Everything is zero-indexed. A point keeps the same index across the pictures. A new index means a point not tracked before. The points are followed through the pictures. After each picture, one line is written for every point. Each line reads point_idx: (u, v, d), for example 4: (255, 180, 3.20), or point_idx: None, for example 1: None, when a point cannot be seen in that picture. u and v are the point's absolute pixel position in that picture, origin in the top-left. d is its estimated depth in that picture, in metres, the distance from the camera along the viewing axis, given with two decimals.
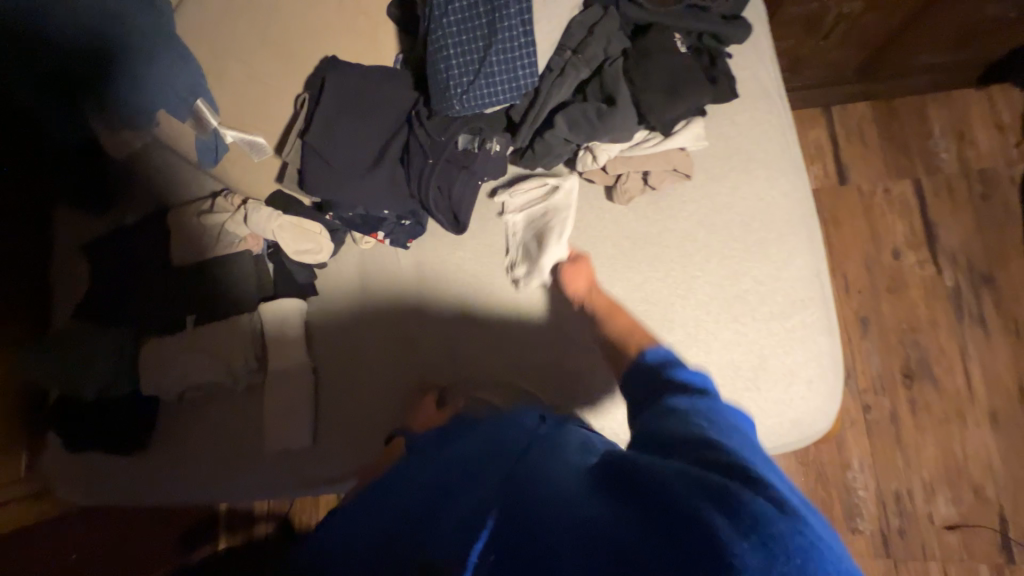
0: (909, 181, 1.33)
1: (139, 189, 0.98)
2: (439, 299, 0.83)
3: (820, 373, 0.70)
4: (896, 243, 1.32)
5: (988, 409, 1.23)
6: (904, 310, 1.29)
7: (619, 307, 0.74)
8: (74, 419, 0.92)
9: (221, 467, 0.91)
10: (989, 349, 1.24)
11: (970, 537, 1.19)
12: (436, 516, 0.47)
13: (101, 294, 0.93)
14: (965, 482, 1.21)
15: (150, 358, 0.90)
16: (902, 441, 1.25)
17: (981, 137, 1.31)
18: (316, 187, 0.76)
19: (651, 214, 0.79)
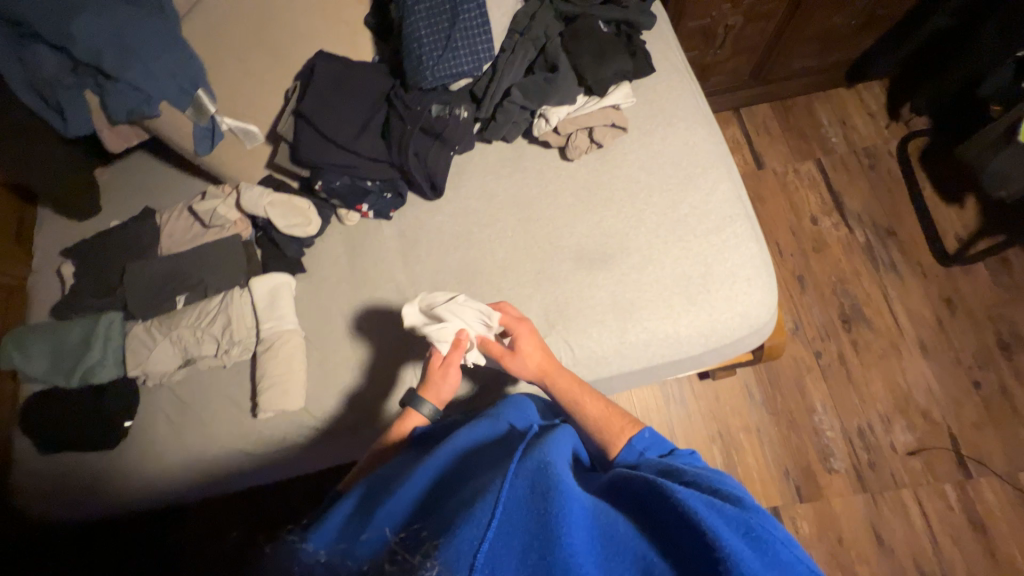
0: (812, 161, 1.59)
1: (128, 192, 1.12)
2: (423, 256, 0.95)
3: (756, 273, 0.83)
4: (812, 211, 1.54)
5: (918, 342, 1.38)
6: (830, 265, 1.48)
7: (586, 392, 0.73)
8: (50, 414, 0.90)
9: (209, 447, 0.90)
10: (906, 290, 1.43)
11: (931, 459, 1.29)
12: (443, 505, 0.52)
13: (92, 288, 0.98)
14: (915, 409, 1.33)
15: (135, 341, 0.91)
16: (854, 379, 1.38)
17: (860, 122, 1.60)
18: (308, 155, 0.87)
19: (600, 164, 0.94)
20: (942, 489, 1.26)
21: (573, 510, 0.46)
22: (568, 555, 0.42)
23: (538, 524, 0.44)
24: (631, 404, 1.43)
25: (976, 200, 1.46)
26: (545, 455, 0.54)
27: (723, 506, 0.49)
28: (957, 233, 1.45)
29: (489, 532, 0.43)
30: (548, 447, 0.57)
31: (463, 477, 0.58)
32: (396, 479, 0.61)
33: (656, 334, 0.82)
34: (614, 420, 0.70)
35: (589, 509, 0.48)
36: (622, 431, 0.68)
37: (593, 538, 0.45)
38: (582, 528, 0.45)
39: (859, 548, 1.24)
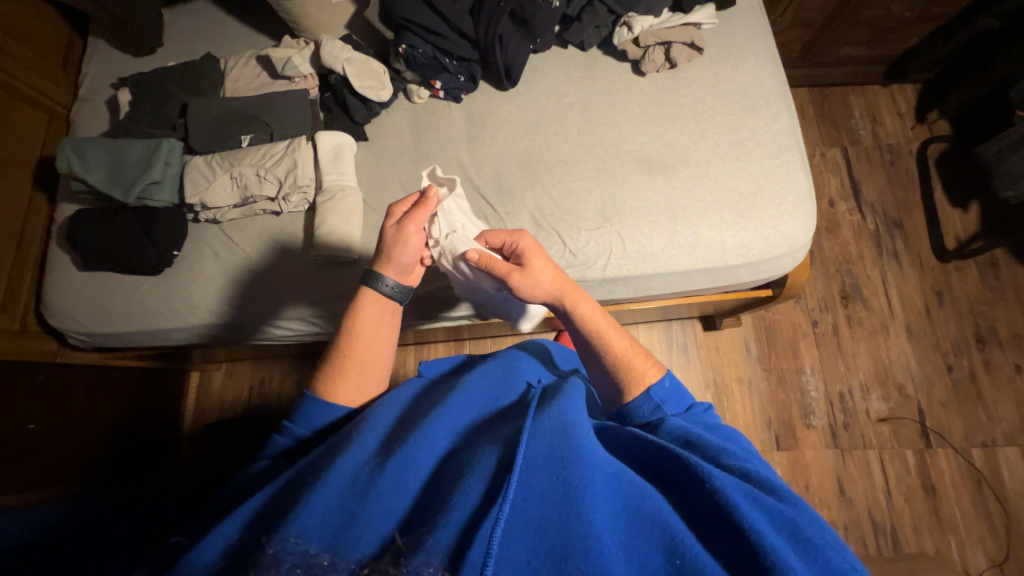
0: (838, 148, 1.67)
1: (189, 35, 1.10)
2: (486, 142, 0.98)
3: (800, 200, 0.89)
4: (830, 194, 1.63)
5: (905, 324, 1.50)
6: (840, 246, 1.58)
7: (611, 325, 0.68)
8: (95, 229, 0.90)
9: (252, 285, 0.91)
10: (903, 278, 1.54)
11: (898, 427, 1.41)
12: (458, 462, 0.50)
13: (149, 119, 0.98)
14: (892, 383, 1.45)
15: (194, 174, 0.93)
16: (843, 349, 1.49)
17: (889, 120, 1.69)
18: (402, 15, 0.92)
19: (669, 84, 0.98)
20: (904, 454, 1.39)
21: (595, 484, 0.44)
22: (588, 536, 0.40)
23: (558, 493, 0.43)
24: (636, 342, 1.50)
25: (979, 206, 1.58)
26: (565, 417, 0.52)
27: (763, 496, 0.44)
28: (956, 233, 1.56)
29: (506, 508, 0.41)
30: (569, 408, 0.54)
31: (480, 434, 0.55)
32: (404, 423, 0.57)
33: (703, 239, 0.88)
34: (637, 356, 0.66)
35: (616, 483, 0.46)
36: (645, 375, 0.63)
37: (616, 515, 0.43)
38: (604, 503, 0.43)
39: (823, 495, 1.36)
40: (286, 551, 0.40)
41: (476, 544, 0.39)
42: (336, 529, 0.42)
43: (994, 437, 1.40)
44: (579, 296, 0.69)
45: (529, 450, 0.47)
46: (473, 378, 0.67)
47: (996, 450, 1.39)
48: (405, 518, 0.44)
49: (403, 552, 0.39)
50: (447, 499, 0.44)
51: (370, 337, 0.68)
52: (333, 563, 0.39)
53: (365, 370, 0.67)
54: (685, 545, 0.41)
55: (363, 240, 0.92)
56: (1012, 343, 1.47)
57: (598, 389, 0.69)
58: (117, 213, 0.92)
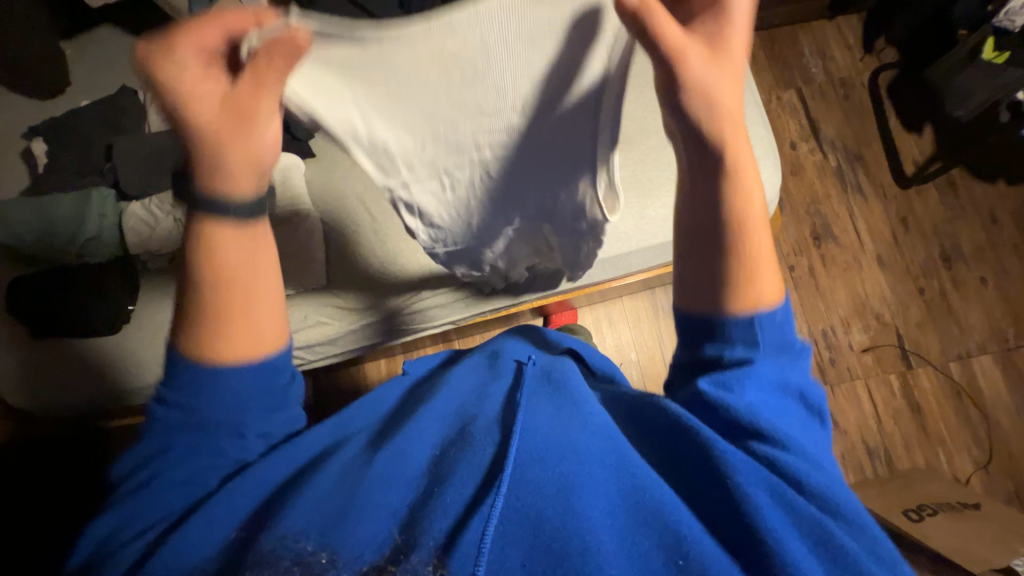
0: (793, 89, 1.66)
1: (96, 69, 1.00)
2: None
3: (764, 153, 0.89)
4: (792, 137, 1.63)
5: (875, 254, 1.54)
6: (806, 188, 1.59)
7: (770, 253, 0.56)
8: (35, 301, 0.83)
9: None
10: (869, 211, 1.57)
11: (881, 354, 1.47)
12: (450, 457, 0.52)
13: (69, 168, 0.90)
14: (870, 313, 1.50)
15: (133, 222, 0.86)
16: (820, 288, 1.52)
17: (838, 54, 1.68)
18: None
19: None
20: (888, 378, 1.45)
21: (588, 478, 0.48)
22: (584, 532, 0.43)
23: (553, 488, 0.47)
24: (622, 315, 1.50)
25: (933, 128, 1.60)
26: (558, 410, 0.56)
27: (797, 500, 0.46)
28: (915, 158, 1.59)
29: (497, 505, 0.46)
30: (565, 397, 0.57)
31: (477, 418, 0.56)
32: (398, 419, 0.61)
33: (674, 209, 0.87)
34: (768, 266, 0.54)
35: (614, 475, 0.49)
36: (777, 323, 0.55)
37: (614, 507, 0.47)
38: (598, 497, 0.47)
39: None
40: (285, 548, 0.44)
41: (470, 543, 0.43)
42: (327, 526, 0.46)
43: (968, 348, 1.47)
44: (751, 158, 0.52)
45: (523, 443, 0.51)
46: (464, 371, 0.67)
47: (971, 360, 1.46)
48: (402, 518, 0.47)
49: (402, 548, 0.44)
50: (439, 497, 0.47)
51: (242, 271, 0.52)
52: (331, 561, 0.44)
53: (248, 307, 0.52)
54: (690, 546, 0.44)
55: (331, 267, 0.93)
56: (976, 256, 1.53)
57: (683, 269, 0.56)
58: (55, 278, 0.84)
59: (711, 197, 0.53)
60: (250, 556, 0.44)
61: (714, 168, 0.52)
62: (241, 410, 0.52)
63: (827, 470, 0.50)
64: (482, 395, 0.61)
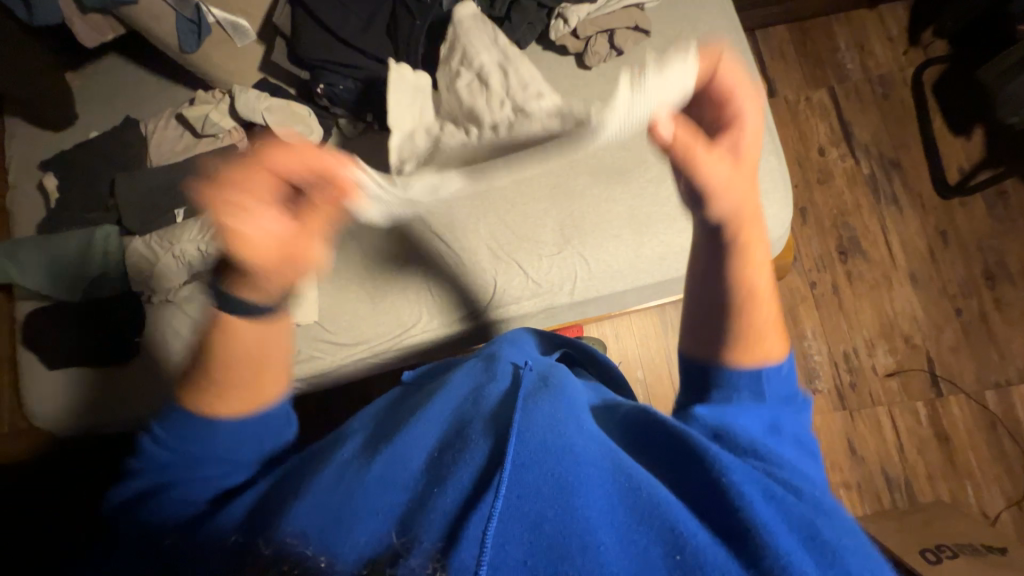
0: (825, 88, 1.53)
1: (101, 101, 1.02)
2: None
3: (772, 187, 0.83)
4: (821, 141, 1.51)
5: (908, 271, 1.43)
6: (833, 197, 1.48)
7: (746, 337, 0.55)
8: (51, 334, 0.89)
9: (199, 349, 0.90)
10: (903, 222, 1.45)
11: (908, 379, 1.38)
12: (444, 459, 0.49)
13: (76, 202, 0.93)
14: (898, 334, 1.40)
15: (135, 259, 0.89)
16: (844, 307, 1.42)
17: (878, 47, 1.53)
18: (309, 53, 0.86)
19: (617, 74, 0.91)
20: (915, 406, 1.37)
21: (588, 476, 0.44)
22: (584, 532, 0.40)
23: (552, 489, 0.43)
24: (630, 332, 1.46)
25: (984, 131, 1.45)
26: (558, 408, 0.51)
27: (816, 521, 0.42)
28: (960, 164, 1.45)
29: (496, 503, 0.42)
30: (561, 400, 0.53)
31: (473, 419, 0.53)
32: (394, 420, 0.58)
33: (671, 247, 0.83)
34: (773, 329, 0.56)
35: (612, 474, 0.45)
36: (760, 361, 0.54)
37: (613, 507, 0.43)
38: (598, 496, 0.43)
39: (833, 458, 1.35)
40: (286, 550, 0.43)
41: (467, 544, 0.40)
42: (325, 525, 0.44)
43: (1008, 376, 1.36)
44: (759, 235, 0.56)
45: (521, 440, 0.47)
46: (461, 373, 0.63)
47: (1010, 389, 1.35)
48: (398, 520, 0.44)
49: (399, 548, 0.41)
50: (438, 499, 0.45)
51: (254, 356, 0.57)
52: (329, 565, 0.41)
53: (261, 376, 0.58)
54: (685, 540, 0.40)
55: (323, 300, 0.89)
56: None
57: (690, 324, 0.59)
58: (68, 312, 0.89)
59: (717, 270, 0.57)
60: (252, 560, 0.42)
61: (722, 240, 0.57)
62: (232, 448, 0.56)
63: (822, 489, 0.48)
64: (479, 394, 0.58)
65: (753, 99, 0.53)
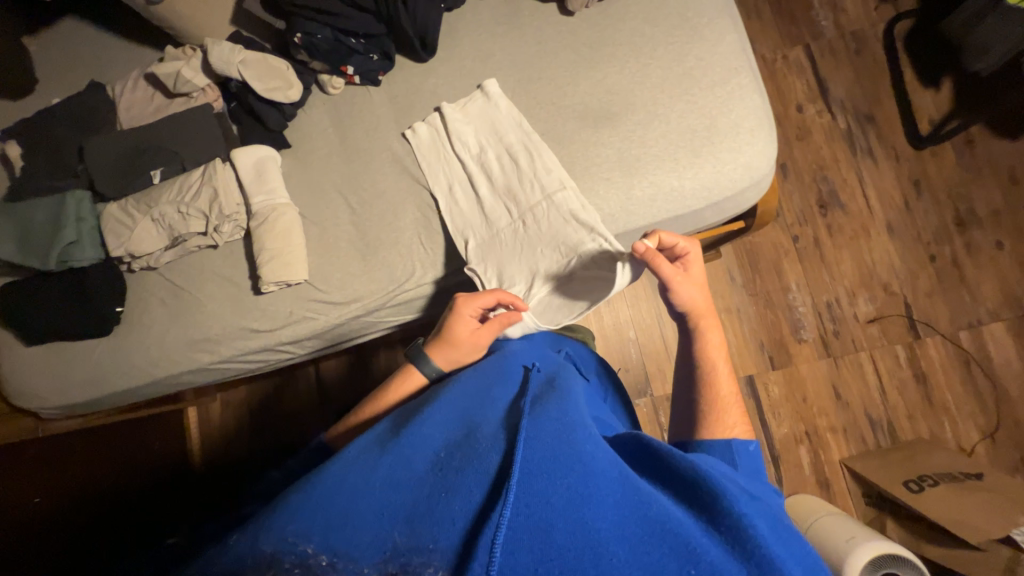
0: (801, 45, 1.55)
1: (61, 65, 0.97)
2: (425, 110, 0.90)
3: (757, 125, 0.85)
4: (798, 98, 1.53)
5: (885, 221, 1.47)
6: (812, 153, 1.51)
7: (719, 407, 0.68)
8: (24, 305, 0.85)
9: (185, 314, 0.87)
10: (879, 175, 1.49)
11: (887, 326, 1.43)
12: (452, 465, 0.48)
13: (42, 167, 0.89)
14: (877, 283, 1.45)
15: (112, 223, 0.86)
16: (826, 259, 1.47)
17: (850, 4, 1.56)
18: None
19: (600, 19, 0.90)
20: (894, 350, 1.42)
21: (600, 489, 0.43)
22: (598, 543, 0.40)
23: (563, 497, 0.42)
24: (620, 294, 1.48)
25: (951, 82, 1.50)
26: (566, 418, 0.51)
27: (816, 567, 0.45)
28: (931, 115, 1.50)
29: (507, 511, 0.41)
30: (566, 409, 0.54)
31: (482, 426, 0.53)
32: (398, 424, 0.57)
33: (662, 188, 0.84)
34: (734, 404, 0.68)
35: (623, 489, 0.45)
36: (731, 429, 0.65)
37: (624, 518, 0.42)
38: (610, 508, 0.43)
39: (820, 404, 1.40)
40: (285, 551, 0.40)
41: (479, 549, 0.39)
42: (328, 526, 0.42)
43: (979, 316, 1.42)
44: (713, 323, 0.73)
45: (530, 449, 0.46)
46: (469, 379, 0.64)
47: (982, 329, 1.42)
48: (407, 522, 0.43)
49: (405, 553, 0.40)
50: (447, 510, 0.43)
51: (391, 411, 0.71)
52: (331, 564, 0.40)
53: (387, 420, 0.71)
54: (699, 555, 0.40)
55: (313, 259, 0.87)
56: (993, 220, 1.45)
57: (677, 399, 0.73)
58: (43, 281, 0.86)
59: (683, 353, 0.74)
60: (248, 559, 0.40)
61: (685, 327, 0.75)
62: None
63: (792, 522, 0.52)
64: (487, 404, 0.58)
65: (690, 242, 0.72)
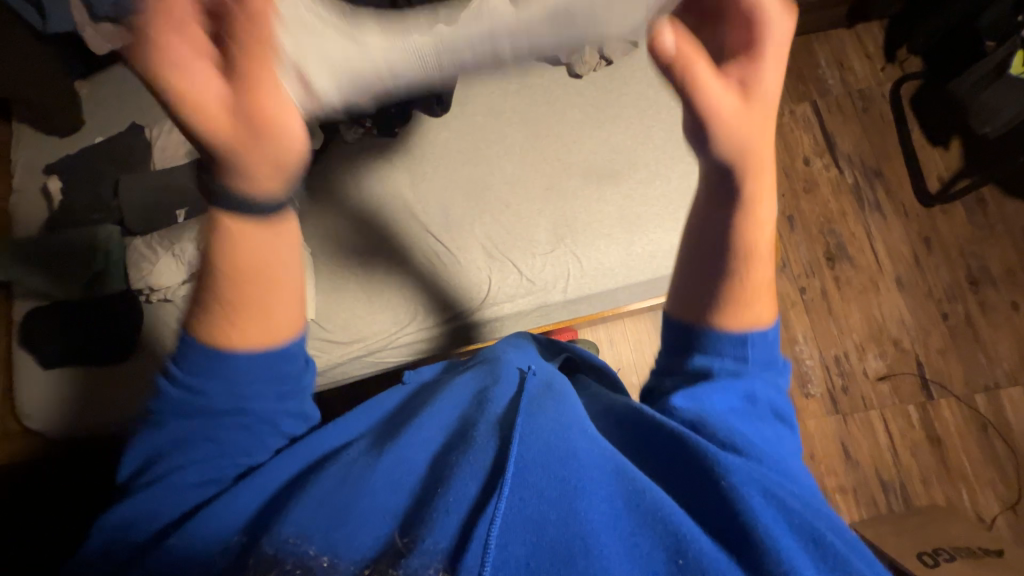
0: (808, 102, 1.59)
1: (105, 108, 1.05)
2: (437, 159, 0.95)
3: None
4: (805, 152, 1.56)
5: (894, 276, 1.46)
6: (820, 205, 1.52)
7: (751, 289, 0.51)
8: (48, 332, 0.89)
9: None
10: (888, 230, 1.49)
11: (898, 383, 1.39)
12: (450, 458, 0.49)
13: (78, 203, 0.96)
14: (887, 338, 1.42)
15: (136, 257, 0.90)
16: (834, 311, 1.45)
17: (856, 64, 1.60)
18: None
19: (606, 83, 0.95)
20: (906, 409, 1.38)
21: (590, 482, 0.45)
22: (587, 536, 0.41)
23: (557, 492, 0.44)
24: (624, 337, 1.47)
25: (959, 142, 1.52)
26: (561, 413, 0.52)
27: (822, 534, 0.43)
28: (940, 173, 1.51)
29: (501, 506, 0.42)
30: (563, 405, 0.53)
31: (478, 421, 0.53)
32: (400, 419, 0.58)
33: (661, 246, 0.86)
34: (764, 289, 0.52)
35: (614, 481, 0.46)
36: (757, 316, 0.52)
37: (615, 511, 0.44)
38: (601, 500, 0.44)
39: (829, 462, 1.35)
40: (286, 552, 0.42)
41: (473, 544, 0.41)
42: (328, 525, 0.44)
43: (996, 378, 1.38)
44: (769, 181, 0.49)
45: (524, 447, 0.47)
46: (465, 376, 0.62)
47: (999, 392, 1.37)
48: (405, 516, 0.45)
49: (405, 548, 0.41)
50: (443, 501, 0.44)
51: (259, 290, 0.48)
52: (332, 564, 0.41)
53: (265, 307, 0.49)
54: (688, 543, 0.41)
55: (319, 297, 0.91)
56: (1007, 280, 1.43)
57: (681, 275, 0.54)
58: (67, 311, 0.90)
59: (715, 206, 0.50)
60: (253, 559, 0.42)
61: (727, 185, 0.49)
62: (251, 389, 0.49)
63: (807, 488, 0.49)
64: (483, 399, 0.56)
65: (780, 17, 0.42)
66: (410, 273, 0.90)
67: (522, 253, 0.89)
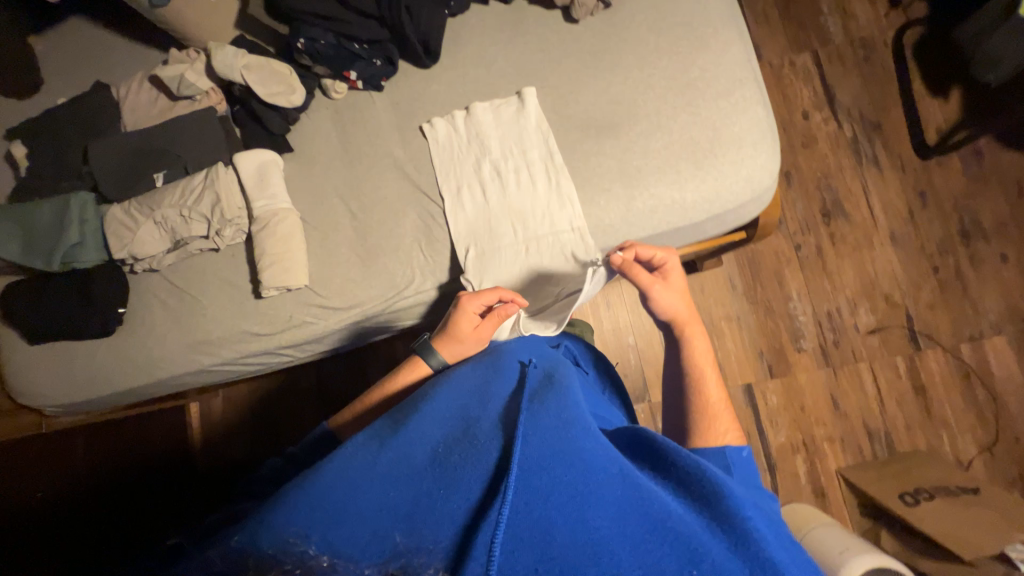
0: (808, 52, 1.54)
1: (65, 65, 0.97)
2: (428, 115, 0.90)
3: (760, 139, 0.84)
4: (804, 105, 1.52)
5: (888, 231, 1.46)
6: (817, 160, 1.50)
7: (708, 412, 0.65)
8: (28, 305, 0.86)
9: (186, 317, 0.88)
10: (884, 184, 1.48)
11: (888, 336, 1.43)
12: (451, 458, 0.47)
13: (46, 167, 0.90)
14: (879, 293, 1.44)
15: (115, 224, 0.86)
16: (828, 267, 1.46)
17: (859, 10, 1.54)
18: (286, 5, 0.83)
19: (604, 28, 0.90)
20: (894, 361, 1.41)
21: (597, 488, 0.44)
22: (595, 543, 0.40)
23: (564, 497, 0.43)
24: (620, 299, 1.47)
25: (960, 93, 1.49)
26: (564, 411, 0.51)
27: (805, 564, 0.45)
28: (938, 126, 1.49)
29: (505, 510, 0.41)
30: (565, 401, 0.53)
31: (481, 419, 0.51)
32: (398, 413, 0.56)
33: (663, 201, 0.84)
34: (723, 413, 0.65)
35: (621, 486, 0.45)
36: (722, 436, 0.62)
37: (623, 515, 0.43)
38: (609, 504, 0.43)
39: (818, 413, 1.39)
40: (285, 552, 0.41)
41: (475, 553, 0.39)
42: (327, 523, 0.43)
43: (981, 329, 1.42)
44: (698, 330, 0.72)
45: (528, 449, 0.46)
46: (466, 369, 0.62)
47: (983, 342, 1.41)
48: (405, 517, 0.44)
49: (405, 553, 0.41)
50: (445, 507, 0.44)
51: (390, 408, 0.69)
52: (332, 564, 0.40)
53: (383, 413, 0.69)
54: (697, 554, 0.41)
55: (312, 265, 0.88)
56: (998, 233, 1.44)
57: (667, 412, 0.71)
58: (47, 282, 0.87)
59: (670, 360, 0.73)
60: (251, 560, 0.41)
61: (672, 336, 0.73)
62: None
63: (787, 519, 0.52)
64: (484, 395, 0.56)
65: (667, 253, 0.75)
66: (404, 232, 0.88)
67: (515, 207, 0.86)
